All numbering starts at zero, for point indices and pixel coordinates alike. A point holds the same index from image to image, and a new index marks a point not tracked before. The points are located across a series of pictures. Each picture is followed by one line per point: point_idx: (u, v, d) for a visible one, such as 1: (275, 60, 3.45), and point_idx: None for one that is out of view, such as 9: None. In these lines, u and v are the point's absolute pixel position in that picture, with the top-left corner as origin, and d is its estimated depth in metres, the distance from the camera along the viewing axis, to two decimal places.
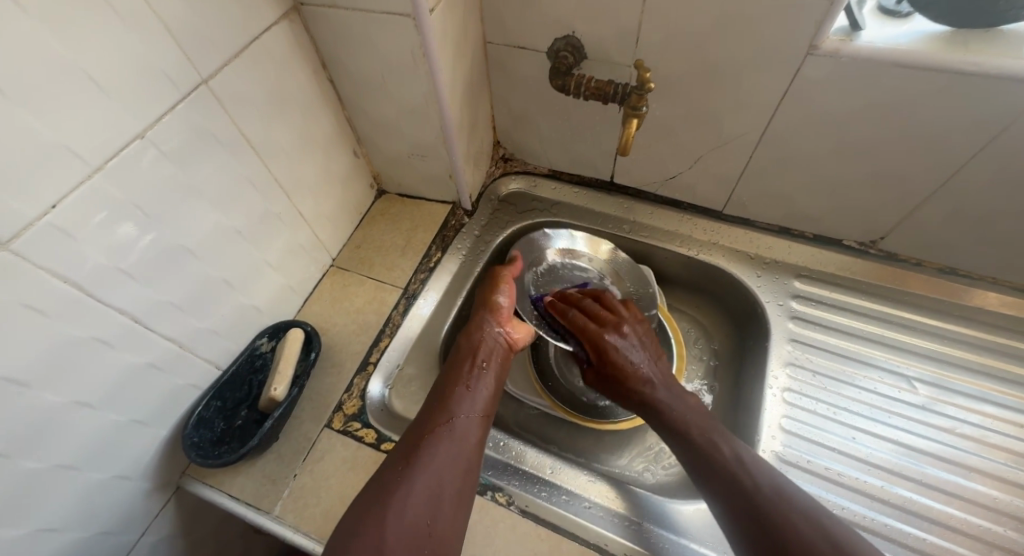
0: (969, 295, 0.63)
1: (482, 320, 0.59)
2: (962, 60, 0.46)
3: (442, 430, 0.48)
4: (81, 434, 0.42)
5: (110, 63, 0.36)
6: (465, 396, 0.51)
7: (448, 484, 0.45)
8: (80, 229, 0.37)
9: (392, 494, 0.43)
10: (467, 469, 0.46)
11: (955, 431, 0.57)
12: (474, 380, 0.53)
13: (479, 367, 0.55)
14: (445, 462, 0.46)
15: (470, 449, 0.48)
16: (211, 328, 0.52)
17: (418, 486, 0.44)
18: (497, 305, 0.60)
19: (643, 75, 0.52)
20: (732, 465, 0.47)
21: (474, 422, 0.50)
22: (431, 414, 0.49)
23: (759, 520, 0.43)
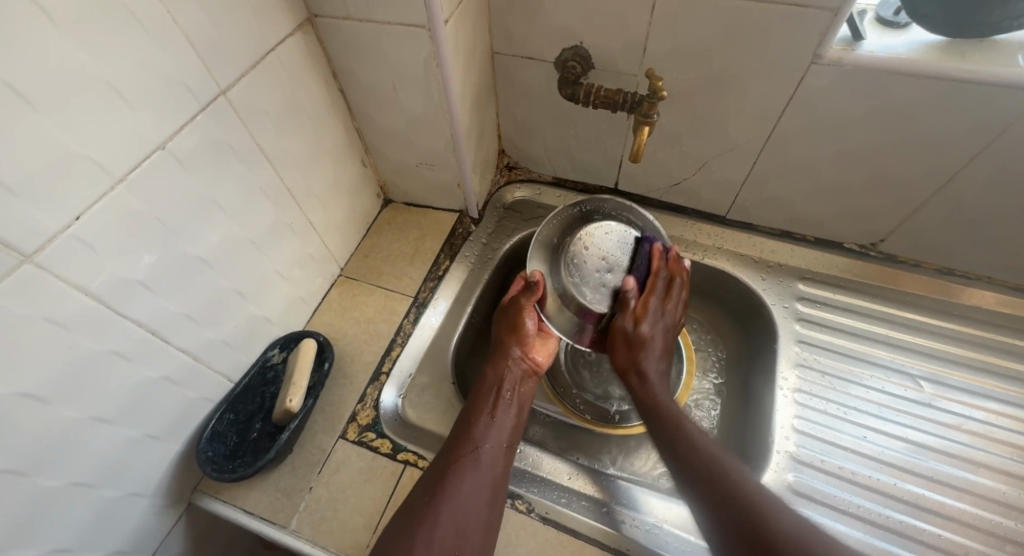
0: (967, 294, 0.65)
1: (506, 353, 0.60)
2: (958, 70, 0.48)
3: (467, 461, 0.48)
4: (97, 450, 0.41)
5: (132, 73, 0.36)
6: (488, 426, 0.52)
7: (474, 515, 0.45)
8: (102, 242, 0.37)
9: (418, 527, 0.43)
10: (490, 501, 0.46)
11: (961, 427, 0.58)
12: (499, 412, 0.54)
13: (504, 399, 0.55)
14: (471, 493, 0.46)
15: (494, 480, 0.48)
16: (224, 340, 0.51)
17: (444, 518, 0.44)
18: (523, 328, 0.61)
19: (655, 83, 0.52)
20: (713, 466, 0.47)
21: (500, 453, 0.51)
22: (454, 445, 0.50)
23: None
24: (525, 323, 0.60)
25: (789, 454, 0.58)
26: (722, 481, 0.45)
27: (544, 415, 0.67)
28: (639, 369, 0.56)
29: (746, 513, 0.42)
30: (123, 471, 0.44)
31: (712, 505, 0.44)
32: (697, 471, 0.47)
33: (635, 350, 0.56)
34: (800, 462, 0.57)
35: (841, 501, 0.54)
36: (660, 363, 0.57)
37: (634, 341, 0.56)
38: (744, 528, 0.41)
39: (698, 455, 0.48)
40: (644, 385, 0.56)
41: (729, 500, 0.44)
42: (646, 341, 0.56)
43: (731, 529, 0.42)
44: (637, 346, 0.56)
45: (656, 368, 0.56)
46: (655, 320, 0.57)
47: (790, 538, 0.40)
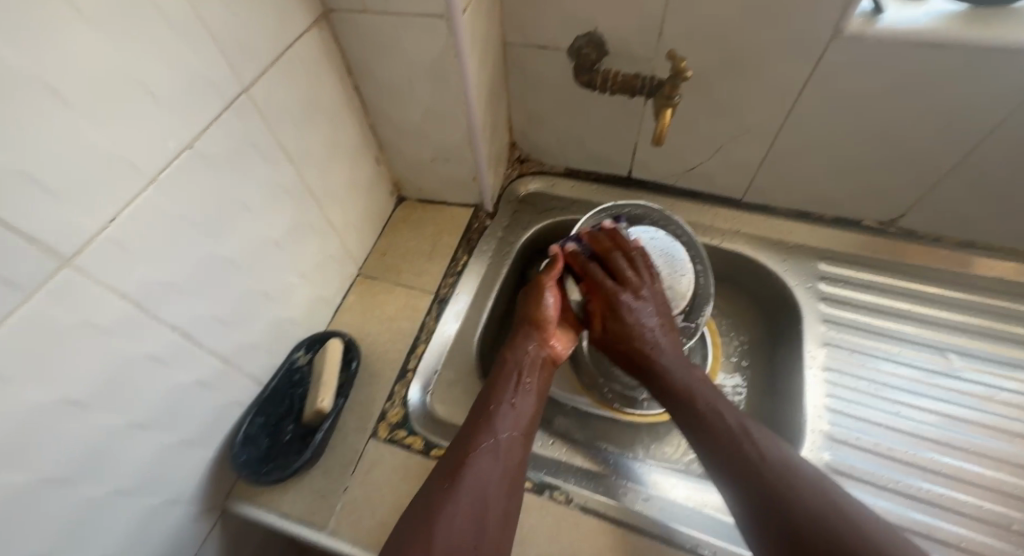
0: (989, 266, 0.65)
1: (524, 337, 0.57)
2: (982, 38, 0.47)
3: (486, 450, 0.47)
4: (136, 456, 0.40)
5: (160, 71, 0.35)
6: (508, 414, 0.50)
7: (493, 503, 0.44)
8: (136, 244, 0.36)
9: (438, 514, 0.42)
10: (509, 490, 0.46)
11: (994, 399, 0.58)
12: (518, 398, 0.52)
13: (523, 385, 0.53)
14: (491, 482, 0.45)
15: (513, 469, 0.47)
16: (251, 342, 0.50)
17: (463, 504, 0.43)
18: (543, 314, 0.58)
19: (678, 65, 0.52)
20: (735, 432, 0.47)
21: (519, 442, 0.49)
22: (473, 433, 0.48)
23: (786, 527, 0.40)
24: (545, 306, 0.59)
25: (824, 432, 0.57)
26: (742, 453, 0.45)
27: (569, 405, 0.68)
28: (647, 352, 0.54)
29: (769, 480, 0.43)
30: (161, 478, 0.43)
31: (733, 467, 0.45)
32: (718, 441, 0.47)
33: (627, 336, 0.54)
34: (836, 440, 0.57)
35: (880, 477, 0.54)
36: (658, 331, 0.55)
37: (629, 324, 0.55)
38: (764, 493, 0.42)
39: (719, 429, 0.48)
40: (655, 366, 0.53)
41: (751, 467, 0.44)
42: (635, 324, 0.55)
43: (752, 497, 0.43)
44: (634, 333, 0.54)
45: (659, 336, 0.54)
46: (641, 305, 0.55)
47: (811, 511, 0.40)
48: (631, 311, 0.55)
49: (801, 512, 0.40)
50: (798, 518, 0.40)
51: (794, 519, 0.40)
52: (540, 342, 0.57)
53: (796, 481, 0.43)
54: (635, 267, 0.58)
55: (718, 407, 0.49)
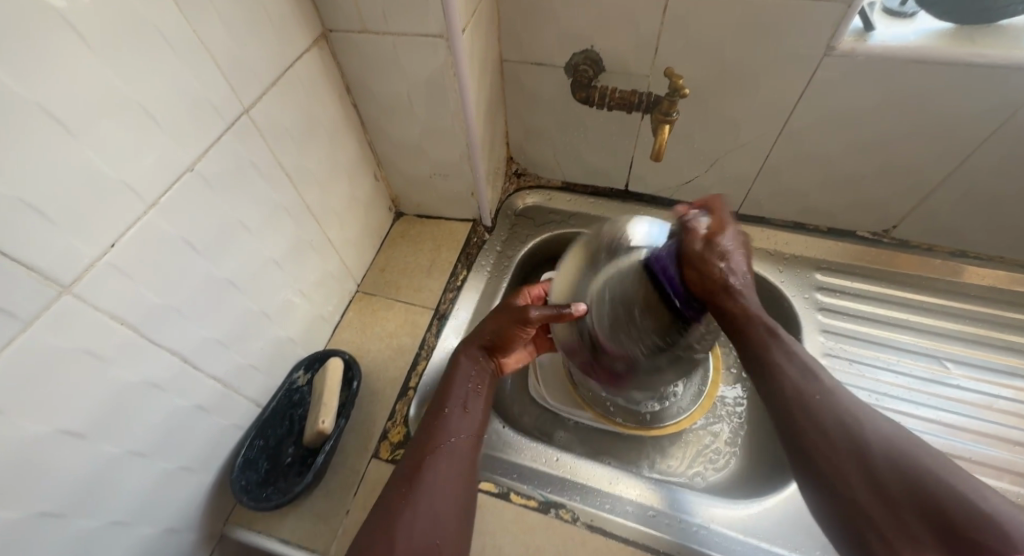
0: (981, 274, 0.66)
1: (478, 347, 0.55)
2: (970, 55, 0.49)
3: (442, 454, 0.46)
4: (133, 485, 0.39)
5: (161, 94, 0.35)
6: (458, 418, 0.49)
7: (449, 505, 0.44)
8: (136, 268, 0.35)
9: (397, 521, 0.42)
10: (465, 487, 0.46)
11: (993, 407, 0.59)
12: (472, 401, 0.51)
13: (477, 388, 0.52)
14: (446, 488, 0.45)
15: (468, 470, 0.47)
16: (251, 364, 0.50)
17: (421, 510, 0.43)
18: (512, 339, 0.54)
19: (675, 82, 0.52)
20: (803, 367, 0.45)
21: (474, 444, 0.49)
22: (426, 440, 0.47)
23: (864, 470, 0.38)
24: (520, 334, 0.53)
25: None
26: (810, 393, 0.43)
27: (569, 420, 0.67)
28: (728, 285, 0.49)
29: (836, 417, 0.41)
30: (158, 506, 0.42)
31: (801, 407, 0.42)
32: (784, 380, 0.45)
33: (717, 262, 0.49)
34: None
35: None
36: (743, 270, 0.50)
37: (716, 254, 0.49)
38: (838, 436, 0.40)
39: (784, 367, 0.45)
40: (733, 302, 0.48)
41: (819, 406, 0.42)
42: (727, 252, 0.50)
43: (822, 438, 0.41)
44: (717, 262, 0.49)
45: (741, 275, 0.50)
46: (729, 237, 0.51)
47: (886, 451, 0.38)
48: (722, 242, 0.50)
49: (884, 471, 0.38)
50: (874, 459, 0.38)
51: (873, 460, 0.38)
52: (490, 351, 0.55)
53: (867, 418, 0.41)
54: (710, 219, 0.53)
55: (782, 366, 0.45)
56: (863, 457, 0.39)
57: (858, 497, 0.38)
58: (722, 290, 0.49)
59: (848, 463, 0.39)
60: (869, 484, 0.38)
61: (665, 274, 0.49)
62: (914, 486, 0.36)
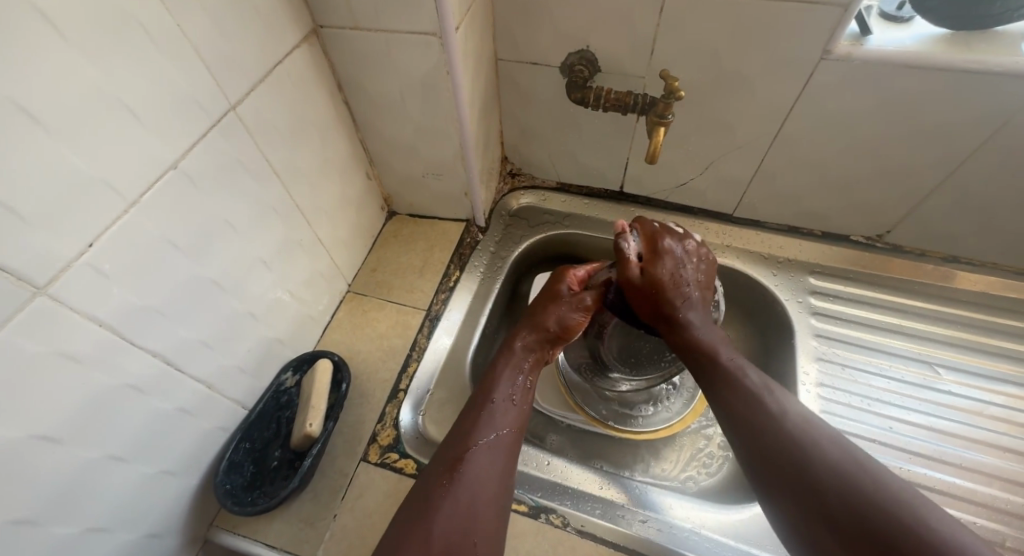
0: (973, 280, 0.66)
1: (529, 335, 0.55)
2: (965, 61, 0.48)
3: (482, 446, 0.45)
4: (113, 491, 0.38)
5: (143, 90, 0.34)
6: (503, 409, 0.49)
7: (489, 498, 0.42)
8: (117, 269, 0.34)
9: (436, 511, 0.40)
10: (503, 486, 0.44)
11: (983, 413, 0.59)
12: (517, 393, 0.50)
13: (522, 382, 0.52)
14: (487, 482, 0.43)
15: (509, 466, 0.45)
16: (238, 366, 0.49)
17: (461, 500, 0.41)
18: (572, 327, 0.55)
19: (671, 84, 0.52)
20: (758, 388, 0.46)
21: (514, 439, 0.47)
22: (470, 428, 0.47)
23: (812, 493, 0.38)
24: (578, 320, 0.55)
25: None
26: (762, 417, 0.44)
27: (562, 422, 0.67)
28: (671, 315, 0.52)
29: (791, 438, 0.42)
30: (139, 512, 0.41)
31: (753, 430, 0.44)
32: (738, 403, 0.46)
33: (659, 291, 0.52)
34: None
35: None
36: (693, 297, 0.53)
37: (664, 282, 0.52)
38: (790, 459, 0.41)
39: (742, 389, 0.46)
40: (681, 327, 0.52)
41: (774, 428, 0.43)
42: (669, 279, 0.53)
43: (776, 466, 0.41)
44: (670, 288, 0.53)
45: (694, 306, 0.53)
46: (674, 251, 0.54)
47: (830, 474, 0.38)
48: (665, 268, 0.53)
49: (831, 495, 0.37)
50: (820, 483, 0.38)
51: (821, 483, 0.38)
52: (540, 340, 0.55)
53: (812, 439, 0.41)
54: (642, 242, 0.55)
55: (737, 391, 0.46)
56: (812, 479, 0.39)
57: (810, 529, 0.38)
58: (668, 307, 0.52)
59: (799, 486, 0.39)
60: (820, 512, 0.37)
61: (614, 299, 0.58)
62: (857, 510, 0.36)
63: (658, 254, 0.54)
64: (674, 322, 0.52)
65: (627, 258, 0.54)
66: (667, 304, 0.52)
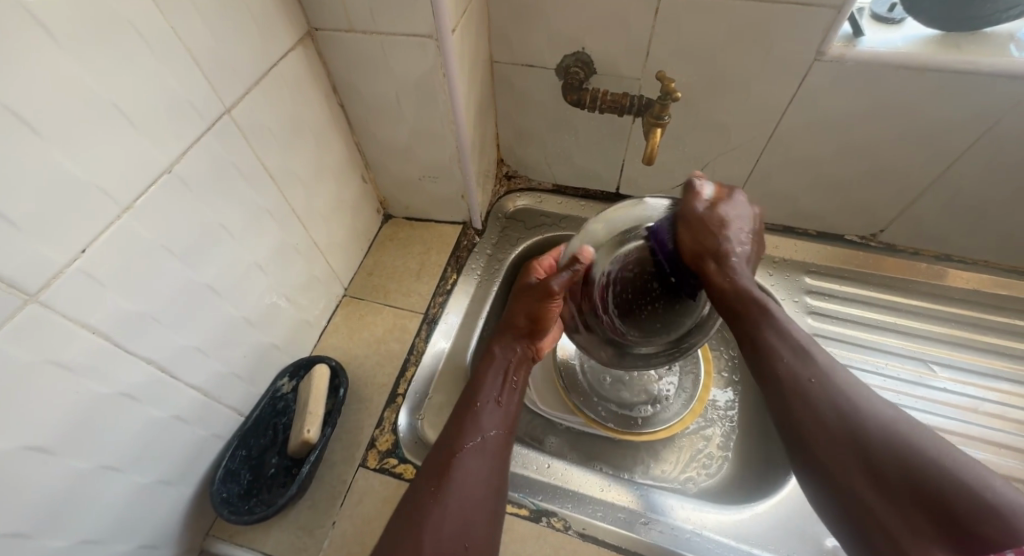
0: (965, 278, 0.67)
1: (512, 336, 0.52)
2: (956, 62, 0.49)
3: (471, 450, 0.44)
4: (106, 502, 0.37)
5: (137, 93, 0.33)
6: (491, 411, 0.47)
7: (482, 503, 0.41)
8: (109, 274, 0.34)
9: (427, 521, 0.39)
10: (496, 489, 0.43)
11: (977, 410, 0.59)
12: (505, 395, 0.49)
13: (509, 382, 0.50)
14: (478, 486, 0.42)
15: (499, 468, 0.44)
16: (234, 373, 0.48)
17: (451, 508, 0.40)
18: (546, 316, 0.51)
19: (667, 85, 0.52)
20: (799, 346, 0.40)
21: (504, 441, 0.46)
22: (459, 430, 0.45)
23: (865, 463, 0.34)
24: (550, 308, 0.51)
25: None
26: (804, 378, 0.38)
27: (561, 425, 0.67)
28: (719, 252, 0.45)
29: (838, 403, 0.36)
30: (133, 522, 0.40)
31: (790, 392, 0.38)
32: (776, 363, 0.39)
33: (715, 231, 0.46)
34: None
35: None
36: (745, 248, 0.46)
37: (714, 226, 0.46)
38: (836, 425, 0.35)
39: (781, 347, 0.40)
40: (724, 271, 0.45)
41: (818, 390, 0.37)
42: (727, 224, 0.47)
43: (818, 433, 0.36)
44: (721, 230, 0.46)
45: (741, 252, 0.46)
46: (735, 204, 0.49)
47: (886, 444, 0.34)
48: (718, 213, 0.47)
49: (888, 466, 0.33)
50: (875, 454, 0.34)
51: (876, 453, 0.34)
52: (522, 340, 0.52)
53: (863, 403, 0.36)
54: (714, 188, 0.49)
55: (775, 350, 0.40)
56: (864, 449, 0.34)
57: (863, 501, 0.33)
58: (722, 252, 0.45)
59: (848, 454, 0.34)
60: (876, 483, 0.33)
61: (663, 246, 0.49)
62: (921, 483, 0.32)
63: (718, 199, 0.48)
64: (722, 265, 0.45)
65: (697, 193, 0.48)
66: (721, 245, 0.45)
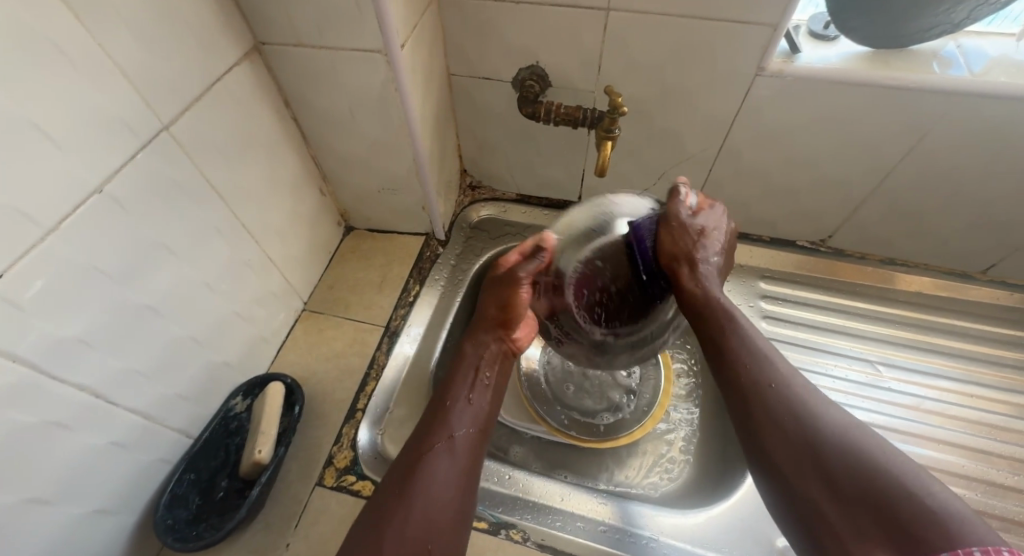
0: (910, 281, 0.70)
1: (485, 330, 0.50)
2: (887, 77, 0.51)
3: (441, 448, 0.41)
4: (36, 535, 0.36)
5: (60, 113, 0.32)
6: (464, 410, 0.45)
7: (446, 505, 0.39)
8: (31, 300, 0.33)
9: (387, 525, 0.36)
10: (463, 490, 0.40)
11: (921, 408, 0.62)
12: (475, 394, 0.46)
13: (482, 379, 0.48)
14: (447, 484, 0.40)
15: (470, 468, 0.42)
16: (180, 394, 0.47)
17: (415, 508, 0.37)
18: (516, 303, 0.49)
19: (615, 100, 0.53)
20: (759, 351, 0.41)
21: (477, 441, 0.44)
22: (426, 431, 0.43)
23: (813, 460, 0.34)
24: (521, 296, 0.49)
25: None
26: (762, 378, 0.39)
27: (527, 434, 0.67)
28: (692, 258, 0.47)
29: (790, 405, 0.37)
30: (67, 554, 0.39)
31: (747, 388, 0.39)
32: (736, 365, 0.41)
33: (689, 238, 0.47)
34: None
35: None
36: (717, 258, 0.48)
37: (691, 231, 0.47)
38: (789, 423, 0.36)
39: (744, 350, 0.41)
40: (697, 276, 0.46)
41: (774, 391, 0.38)
42: (705, 232, 0.48)
43: (771, 429, 0.37)
44: (697, 238, 0.47)
45: (714, 260, 0.47)
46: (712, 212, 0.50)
47: (834, 444, 0.34)
48: (696, 222, 0.48)
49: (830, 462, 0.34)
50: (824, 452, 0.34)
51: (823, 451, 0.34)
52: (499, 337, 0.50)
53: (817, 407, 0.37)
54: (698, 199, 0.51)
55: (737, 350, 0.42)
56: (811, 447, 0.35)
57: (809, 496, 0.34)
58: (688, 264, 0.47)
59: (796, 449, 0.35)
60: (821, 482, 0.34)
61: (642, 245, 0.48)
62: (860, 479, 0.32)
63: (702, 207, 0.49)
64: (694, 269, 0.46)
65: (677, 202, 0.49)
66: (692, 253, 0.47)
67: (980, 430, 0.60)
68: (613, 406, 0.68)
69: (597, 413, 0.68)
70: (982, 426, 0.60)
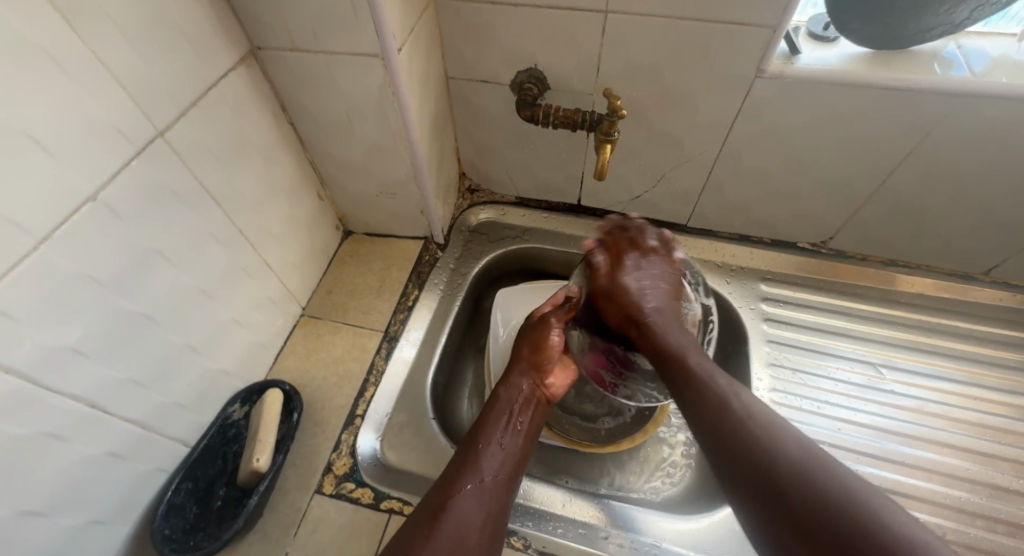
0: (912, 282, 0.69)
1: (518, 372, 0.52)
2: (887, 78, 0.51)
3: (470, 490, 0.41)
4: (31, 548, 0.36)
5: (52, 121, 0.32)
6: (494, 453, 0.45)
7: (473, 550, 0.37)
8: (24, 310, 0.32)
9: None
10: (491, 536, 0.40)
11: (923, 411, 0.61)
12: (507, 437, 0.47)
13: (512, 422, 0.48)
14: (475, 529, 0.39)
15: (498, 514, 0.41)
16: (178, 403, 0.47)
17: (439, 551, 0.36)
18: (548, 345, 0.53)
19: (614, 103, 0.53)
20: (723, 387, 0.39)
21: (506, 486, 0.43)
22: (455, 471, 0.43)
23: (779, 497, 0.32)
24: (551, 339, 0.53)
25: None
26: (727, 413, 0.37)
27: None
28: (639, 316, 0.49)
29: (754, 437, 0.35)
30: None
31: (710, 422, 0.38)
32: (702, 398, 0.39)
33: (620, 301, 0.50)
34: None
35: None
36: (660, 303, 0.50)
37: (626, 290, 0.50)
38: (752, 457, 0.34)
39: (706, 388, 0.40)
40: (646, 333, 0.48)
41: (739, 425, 0.36)
42: (634, 289, 0.50)
43: (739, 466, 0.35)
44: (633, 294, 0.50)
45: (658, 307, 0.49)
46: (642, 262, 0.52)
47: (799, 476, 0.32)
48: (625, 277, 0.51)
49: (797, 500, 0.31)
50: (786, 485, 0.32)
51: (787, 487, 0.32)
52: (531, 380, 0.51)
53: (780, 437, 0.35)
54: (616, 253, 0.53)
55: (702, 386, 0.40)
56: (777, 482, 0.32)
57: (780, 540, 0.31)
58: (637, 320, 0.49)
59: (762, 488, 0.33)
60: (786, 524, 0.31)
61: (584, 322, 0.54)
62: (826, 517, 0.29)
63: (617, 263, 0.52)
64: (642, 324, 0.48)
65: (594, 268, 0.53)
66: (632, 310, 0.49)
67: (984, 432, 0.59)
68: (612, 410, 0.66)
69: (596, 419, 0.66)
70: (986, 428, 0.60)
